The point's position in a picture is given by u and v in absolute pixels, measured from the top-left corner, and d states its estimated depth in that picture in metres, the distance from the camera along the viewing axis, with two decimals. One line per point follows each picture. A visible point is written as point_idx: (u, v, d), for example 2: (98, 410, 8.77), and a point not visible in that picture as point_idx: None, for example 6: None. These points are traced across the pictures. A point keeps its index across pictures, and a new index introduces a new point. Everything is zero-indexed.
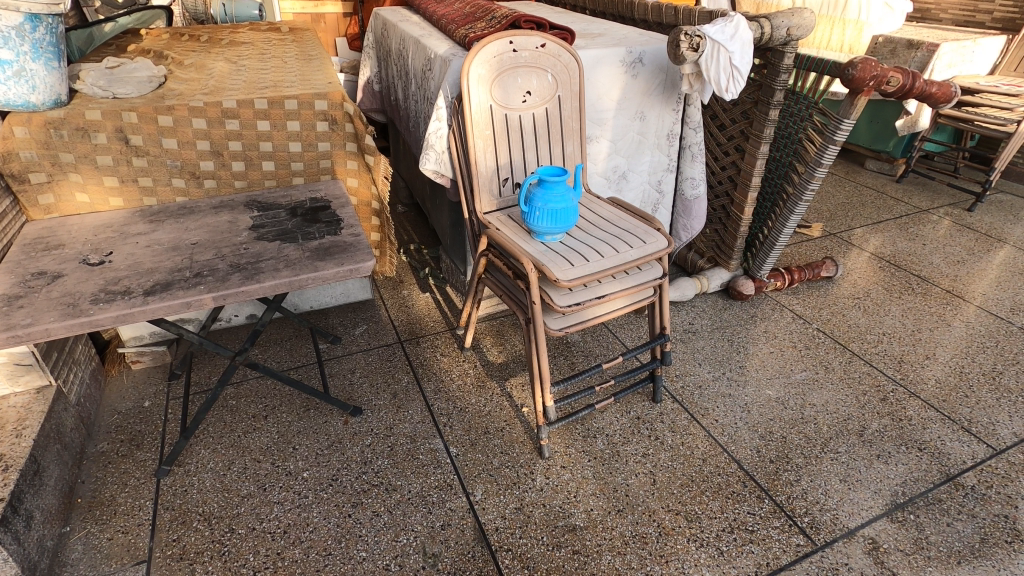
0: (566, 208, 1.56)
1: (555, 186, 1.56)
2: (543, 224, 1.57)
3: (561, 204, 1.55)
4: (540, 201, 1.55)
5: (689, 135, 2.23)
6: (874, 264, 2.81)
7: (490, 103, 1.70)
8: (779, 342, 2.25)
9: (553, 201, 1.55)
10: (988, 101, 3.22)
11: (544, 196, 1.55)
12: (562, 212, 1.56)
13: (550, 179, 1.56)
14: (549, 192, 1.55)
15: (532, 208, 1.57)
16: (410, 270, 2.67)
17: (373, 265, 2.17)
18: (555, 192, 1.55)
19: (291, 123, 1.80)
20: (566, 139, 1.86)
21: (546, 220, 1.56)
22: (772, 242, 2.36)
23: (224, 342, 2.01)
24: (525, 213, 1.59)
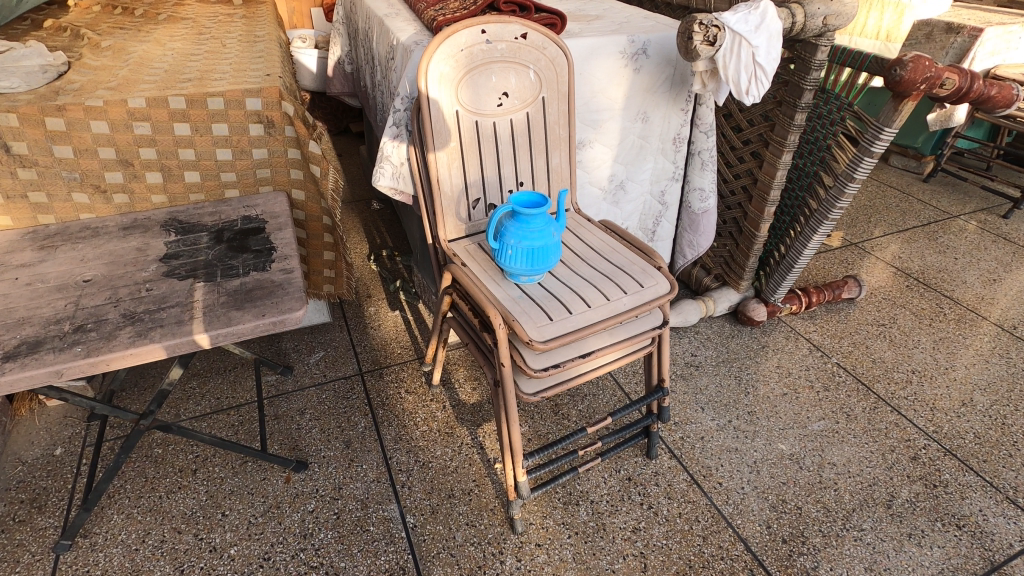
0: (546, 249, 1.26)
1: (533, 219, 1.25)
2: (517, 266, 1.27)
3: (539, 243, 1.25)
4: (514, 239, 1.25)
5: (699, 139, 1.91)
6: (901, 282, 2.51)
7: (457, 108, 1.38)
8: (793, 381, 1.97)
9: (529, 240, 1.24)
10: None
11: (518, 233, 1.25)
12: (539, 253, 1.25)
13: (527, 210, 1.24)
14: (525, 226, 1.24)
15: (504, 247, 1.26)
16: (379, 282, 2.37)
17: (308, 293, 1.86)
18: (532, 228, 1.25)
19: (216, 126, 1.49)
20: (552, 150, 1.54)
21: (521, 262, 1.26)
22: (789, 264, 2.05)
23: (122, 403, 1.64)
24: (494, 250, 1.28)
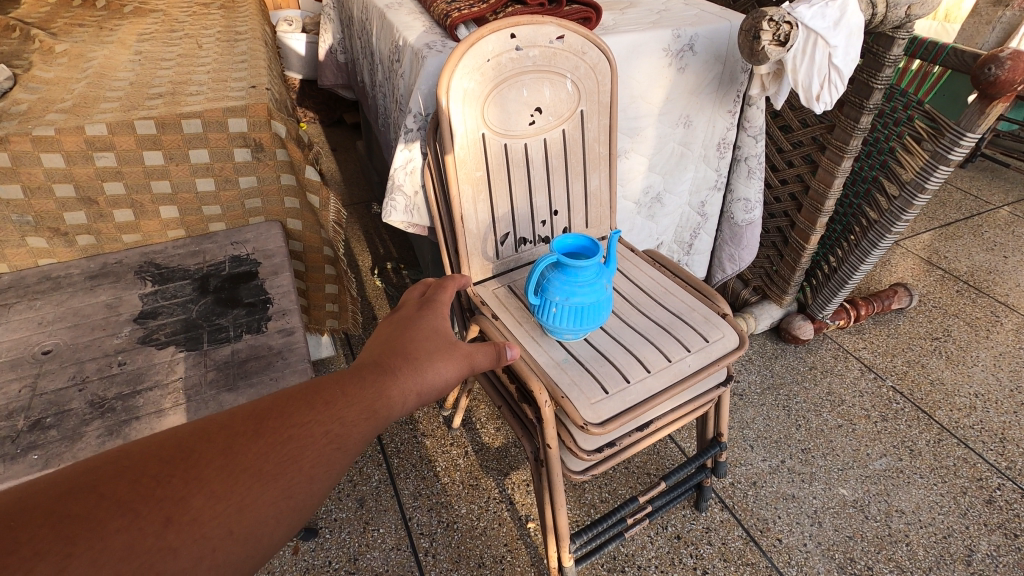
0: (597, 306, 1.05)
1: (581, 272, 1.03)
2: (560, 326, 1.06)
3: (589, 300, 1.04)
4: (557, 295, 1.04)
5: (746, 145, 1.68)
6: (950, 287, 2.32)
7: (482, 130, 1.15)
8: (847, 411, 1.80)
9: (576, 297, 1.03)
10: None
11: (563, 288, 1.04)
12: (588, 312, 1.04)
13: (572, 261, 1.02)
14: (573, 279, 1.03)
15: (545, 304, 1.05)
16: (386, 301, 2.17)
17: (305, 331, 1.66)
18: (579, 282, 1.03)
19: (194, 152, 1.25)
20: (590, 170, 1.32)
21: (566, 323, 1.05)
22: (842, 280, 1.86)
23: None
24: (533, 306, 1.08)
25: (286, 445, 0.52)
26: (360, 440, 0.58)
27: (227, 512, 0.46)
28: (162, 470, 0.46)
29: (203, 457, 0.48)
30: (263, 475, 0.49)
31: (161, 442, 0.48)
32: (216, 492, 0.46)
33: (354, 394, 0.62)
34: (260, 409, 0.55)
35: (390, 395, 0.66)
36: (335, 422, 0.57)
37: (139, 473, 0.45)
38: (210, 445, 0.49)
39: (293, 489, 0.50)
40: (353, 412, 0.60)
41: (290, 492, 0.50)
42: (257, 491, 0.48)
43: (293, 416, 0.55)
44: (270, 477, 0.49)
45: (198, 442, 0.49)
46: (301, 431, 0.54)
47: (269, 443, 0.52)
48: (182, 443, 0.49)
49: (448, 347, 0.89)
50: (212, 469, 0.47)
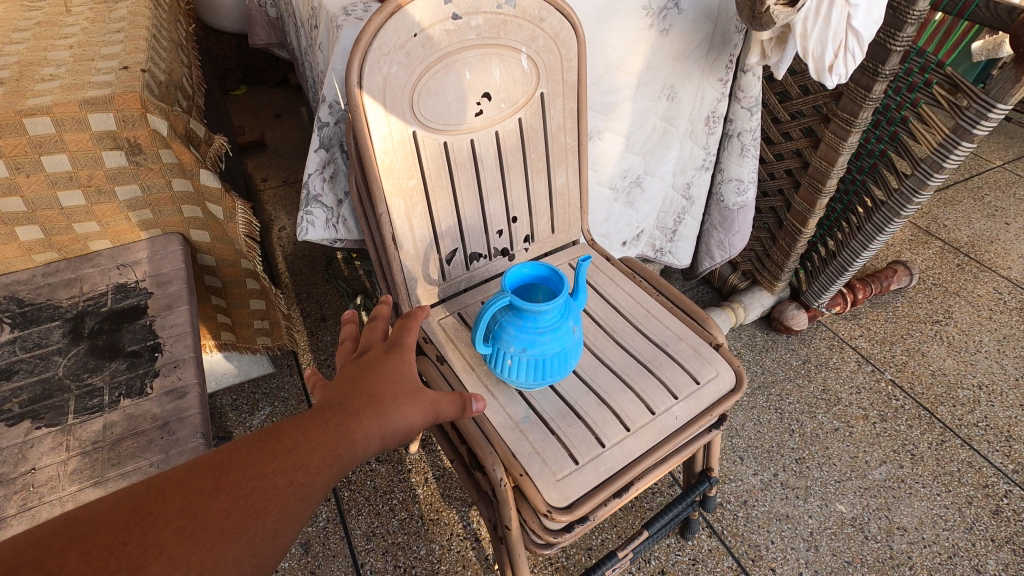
0: (562, 353, 0.84)
1: (539, 314, 0.80)
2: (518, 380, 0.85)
3: (551, 348, 0.82)
4: (512, 344, 0.82)
5: (739, 118, 1.44)
6: (950, 260, 2.16)
7: (414, 127, 0.90)
8: (844, 411, 1.65)
9: (535, 345, 0.82)
10: None
11: (518, 335, 0.82)
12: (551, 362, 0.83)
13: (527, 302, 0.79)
14: (532, 327, 0.81)
15: (498, 354, 0.84)
16: (336, 299, 1.93)
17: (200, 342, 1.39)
18: (538, 328, 0.81)
19: (48, 159, 0.98)
20: (555, 165, 1.07)
21: (525, 377, 0.84)
22: (841, 266, 1.66)
23: None
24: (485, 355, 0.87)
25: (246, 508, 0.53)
26: (322, 488, 0.59)
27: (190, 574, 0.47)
28: (119, 537, 0.47)
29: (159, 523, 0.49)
30: (224, 535, 0.51)
31: (119, 508, 0.49)
32: (177, 554, 0.48)
33: (313, 443, 0.60)
34: (220, 459, 0.55)
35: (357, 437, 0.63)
36: (297, 475, 0.57)
37: (97, 542, 0.46)
38: (166, 508, 0.50)
39: (256, 547, 0.52)
40: (314, 460, 0.59)
41: (251, 551, 0.51)
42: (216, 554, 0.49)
43: (255, 469, 0.56)
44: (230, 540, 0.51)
45: (156, 505, 0.50)
46: (263, 483, 0.55)
47: (227, 502, 0.53)
48: (136, 504, 0.50)
49: (414, 391, 0.71)
50: (168, 533, 0.48)
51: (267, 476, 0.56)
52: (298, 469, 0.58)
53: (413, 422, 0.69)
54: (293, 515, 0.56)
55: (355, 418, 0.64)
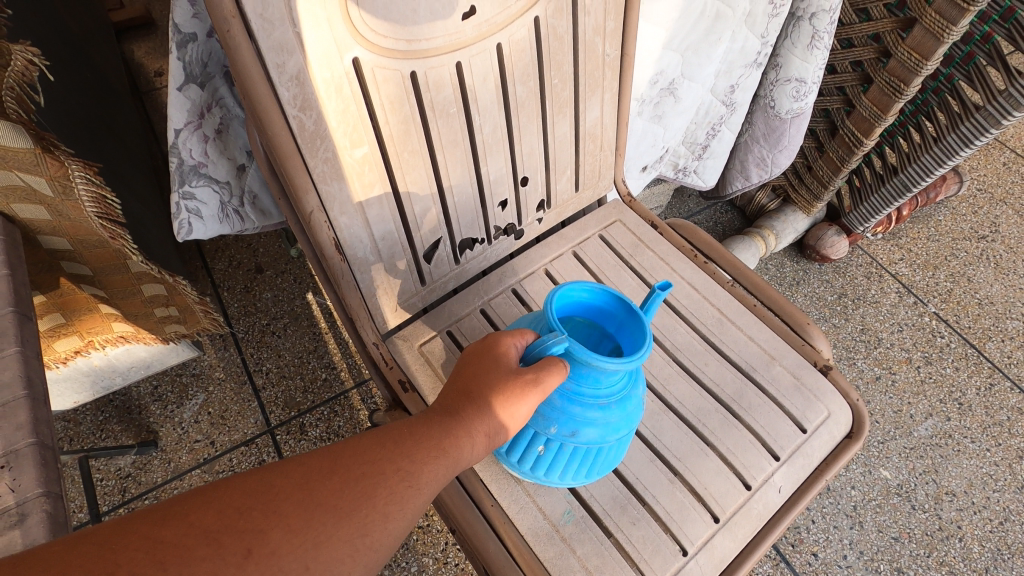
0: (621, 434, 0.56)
1: (601, 382, 0.52)
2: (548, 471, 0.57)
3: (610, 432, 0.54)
4: (552, 422, 0.54)
5: None
6: (998, 158, 1.86)
7: (355, 51, 0.48)
8: (885, 355, 1.44)
9: (590, 425, 0.53)
10: None
11: (563, 409, 0.53)
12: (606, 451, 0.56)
13: (591, 367, 0.49)
14: (583, 402, 0.52)
15: (523, 435, 0.55)
16: (273, 242, 1.52)
17: (42, 322, 0.93)
18: (597, 402, 0.53)
19: None
20: (588, 94, 0.68)
21: (568, 466, 0.57)
22: (903, 185, 1.35)
23: None
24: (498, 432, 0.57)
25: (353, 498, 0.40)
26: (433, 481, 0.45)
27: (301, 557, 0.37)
28: (230, 502, 0.37)
29: (277, 491, 0.38)
30: (334, 515, 0.39)
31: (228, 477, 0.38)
32: (292, 525, 0.37)
33: (416, 430, 0.45)
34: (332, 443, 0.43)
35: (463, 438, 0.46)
36: (404, 462, 0.43)
37: (219, 498, 0.37)
38: (282, 474, 0.39)
39: (368, 526, 0.40)
40: (419, 450, 0.44)
41: (365, 529, 0.40)
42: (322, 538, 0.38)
43: (362, 450, 0.43)
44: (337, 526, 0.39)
45: (267, 474, 0.39)
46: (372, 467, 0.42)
47: (333, 485, 0.40)
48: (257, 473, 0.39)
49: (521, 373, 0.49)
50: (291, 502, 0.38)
51: (370, 461, 0.43)
52: (403, 456, 0.44)
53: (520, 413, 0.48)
54: (405, 508, 0.42)
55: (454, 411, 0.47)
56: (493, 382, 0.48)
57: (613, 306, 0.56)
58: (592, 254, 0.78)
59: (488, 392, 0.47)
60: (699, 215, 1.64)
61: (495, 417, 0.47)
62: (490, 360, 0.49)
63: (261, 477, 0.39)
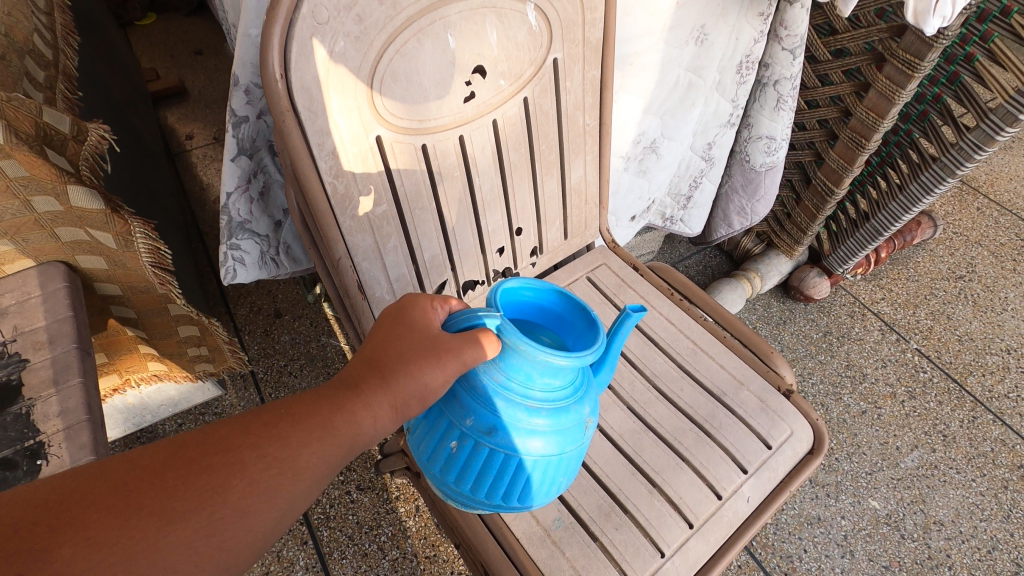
0: (545, 450, 0.53)
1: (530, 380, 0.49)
2: (458, 477, 0.54)
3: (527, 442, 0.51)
4: (470, 413, 0.51)
5: (778, 63, 1.16)
6: (972, 203, 1.98)
7: (378, 131, 0.60)
8: (871, 390, 1.51)
9: (511, 426, 0.50)
10: None
11: (487, 403, 0.51)
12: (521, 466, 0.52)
13: (525, 351, 0.48)
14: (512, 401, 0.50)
15: (437, 428, 0.53)
16: (291, 288, 1.64)
17: (100, 362, 1.07)
18: (524, 402, 0.50)
19: None
20: (571, 157, 0.80)
21: (484, 471, 0.53)
22: (875, 230, 1.46)
23: None
24: (419, 423, 0.56)
25: (234, 487, 0.39)
26: (304, 476, 0.42)
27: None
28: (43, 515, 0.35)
29: (111, 494, 0.36)
30: (168, 518, 0.37)
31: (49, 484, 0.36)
32: (113, 531, 0.35)
33: (297, 414, 0.43)
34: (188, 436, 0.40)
35: (360, 412, 0.44)
36: (269, 449, 0.41)
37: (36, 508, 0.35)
38: (122, 472, 0.37)
39: (216, 525, 0.38)
40: (292, 438, 0.41)
41: (212, 529, 0.38)
42: (203, 549, 0.37)
43: (237, 435, 0.41)
44: (222, 530, 0.38)
45: (99, 476, 0.37)
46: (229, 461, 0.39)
47: (177, 482, 0.38)
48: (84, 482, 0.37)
49: (431, 344, 0.46)
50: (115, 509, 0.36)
51: (233, 449, 0.40)
52: (274, 441, 0.41)
53: (425, 383, 0.46)
54: (265, 503, 0.40)
55: (342, 396, 0.44)
56: (399, 352, 0.46)
57: (572, 316, 0.56)
58: (580, 293, 0.88)
59: (390, 364, 0.45)
60: (690, 259, 1.75)
61: (401, 388, 0.45)
62: (402, 328, 0.47)
63: (118, 483, 0.37)
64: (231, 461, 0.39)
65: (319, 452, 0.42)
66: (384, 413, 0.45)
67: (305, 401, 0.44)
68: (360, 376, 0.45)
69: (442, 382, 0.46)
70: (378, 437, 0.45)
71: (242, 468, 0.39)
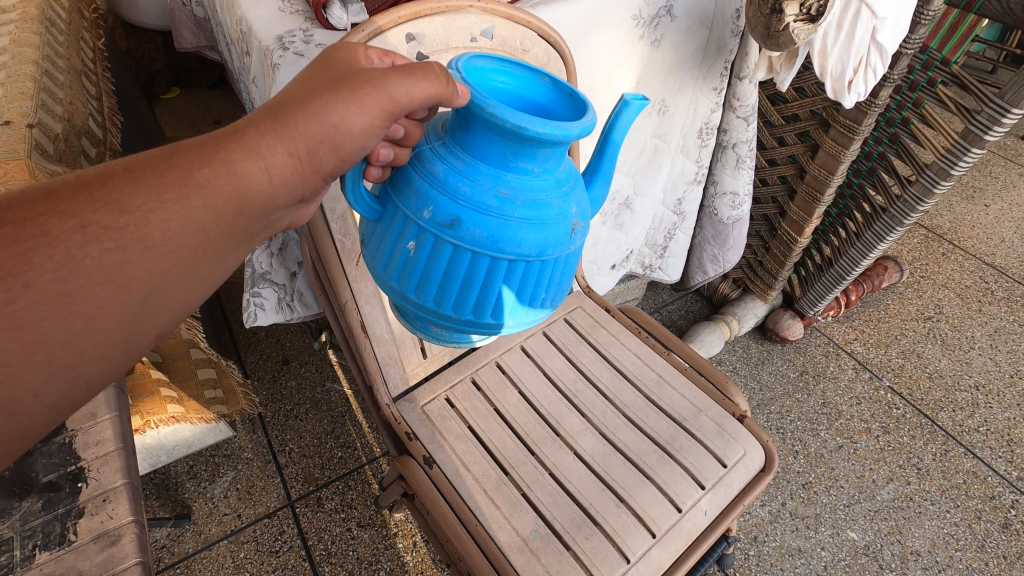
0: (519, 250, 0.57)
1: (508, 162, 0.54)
2: (421, 283, 0.59)
3: (497, 238, 0.55)
4: (435, 204, 0.55)
5: (734, 128, 1.31)
6: (937, 249, 2.11)
7: None
8: (847, 426, 1.58)
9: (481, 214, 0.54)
10: None
11: (453, 191, 0.55)
12: (494, 265, 0.56)
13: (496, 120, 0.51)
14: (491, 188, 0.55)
15: (395, 226, 0.58)
16: (299, 336, 1.75)
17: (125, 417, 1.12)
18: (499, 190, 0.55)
19: None
20: None
21: (444, 267, 0.57)
22: (839, 274, 1.58)
23: None
24: (375, 231, 0.61)
25: (41, 292, 0.36)
26: (207, 218, 0.43)
27: (53, 390, 0.38)
28: None
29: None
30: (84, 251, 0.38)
31: None
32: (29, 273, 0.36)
33: (192, 152, 0.43)
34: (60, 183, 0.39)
35: (237, 158, 0.44)
36: (170, 181, 0.41)
37: None
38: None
39: (129, 268, 0.39)
40: (186, 172, 0.42)
41: (131, 271, 0.39)
42: (57, 362, 0.38)
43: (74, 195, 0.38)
44: (71, 334, 0.38)
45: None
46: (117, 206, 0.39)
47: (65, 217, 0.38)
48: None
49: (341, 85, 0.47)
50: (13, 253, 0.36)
51: (137, 180, 0.40)
52: (173, 170, 0.41)
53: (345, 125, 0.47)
54: (182, 227, 0.41)
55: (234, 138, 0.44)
56: (310, 96, 0.47)
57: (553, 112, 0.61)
58: (558, 333, 1.00)
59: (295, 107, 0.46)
60: (672, 304, 1.87)
61: (304, 126, 0.46)
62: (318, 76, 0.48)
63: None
64: (26, 249, 0.36)
65: (183, 205, 0.41)
66: (280, 163, 0.45)
67: (147, 163, 0.41)
68: (242, 128, 0.45)
69: (362, 132, 0.48)
70: (278, 185, 0.46)
71: (38, 256, 0.36)
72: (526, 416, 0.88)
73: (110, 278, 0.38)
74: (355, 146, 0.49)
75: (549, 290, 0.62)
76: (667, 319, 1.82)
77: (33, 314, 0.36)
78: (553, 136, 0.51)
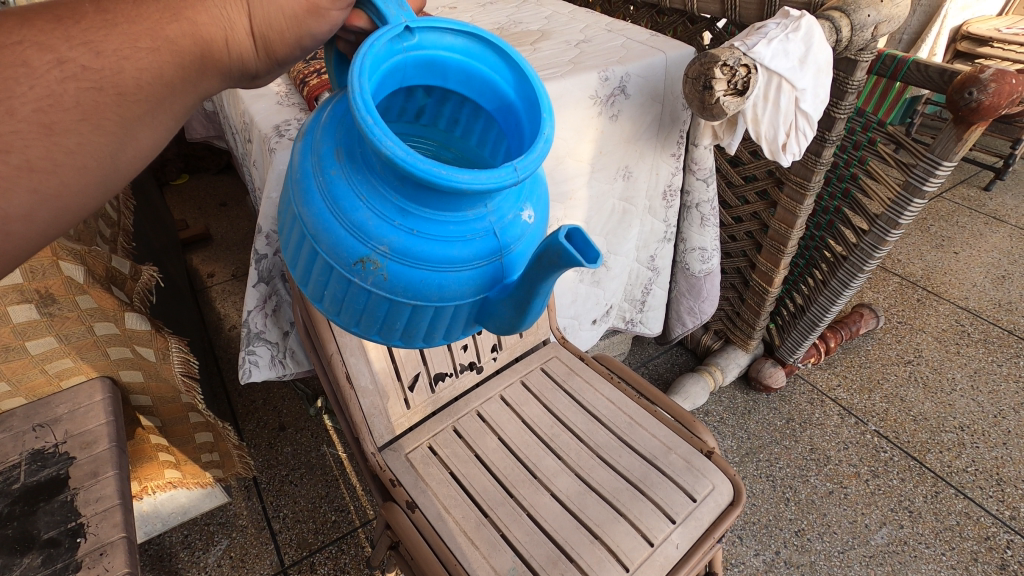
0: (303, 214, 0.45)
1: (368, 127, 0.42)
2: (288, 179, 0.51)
3: (302, 181, 0.45)
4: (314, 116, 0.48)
5: (695, 190, 1.42)
6: (911, 295, 2.19)
7: None
8: (836, 471, 1.60)
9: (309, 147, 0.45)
10: (1002, 52, 2.46)
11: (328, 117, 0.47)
12: (290, 207, 0.46)
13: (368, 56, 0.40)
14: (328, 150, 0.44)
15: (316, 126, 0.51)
16: (295, 403, 1.80)
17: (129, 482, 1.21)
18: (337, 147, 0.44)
19: (14, 310, 0.89)
20: None
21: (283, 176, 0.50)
22: (812, 322, 1.65)
23: None
24: None
25: (23, 121, 0.33)
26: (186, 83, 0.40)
27: (38, 212, 0.35)
28: None
29: None
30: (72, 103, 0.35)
31: None
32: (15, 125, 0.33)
33: (161, 5, 0.38)
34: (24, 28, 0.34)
35: (202, 23, 0.39)
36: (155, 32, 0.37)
37: None
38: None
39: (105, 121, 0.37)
40: (162, 28, 0.38)
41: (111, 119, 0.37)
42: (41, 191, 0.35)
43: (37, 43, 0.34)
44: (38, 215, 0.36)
45: None
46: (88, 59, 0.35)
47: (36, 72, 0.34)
48: None
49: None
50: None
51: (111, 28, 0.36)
52: (149, 24, 0.37)
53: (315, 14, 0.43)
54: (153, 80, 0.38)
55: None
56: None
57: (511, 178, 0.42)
58: (535, 382, 1.06)
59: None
60: (658, 358, 1.93)
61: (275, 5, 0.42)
62: None
63: None
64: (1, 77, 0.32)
65: (152, 63, 0.37)
66: (241, 34, 0.41)
67: (112, 12, 0.36)
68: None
69: (313, 13, 0.43)
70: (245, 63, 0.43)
71: (19, 85, 0.33)
72: (505, 460, 0.93)
73: (90, 115, 0.35)
74: (306, 30, 0.44)
75: (344, 317, 0.48)
76: (654, 373, 1.87)
77: (18, 142, 0.33)
78: (391, 152, 0.37)
